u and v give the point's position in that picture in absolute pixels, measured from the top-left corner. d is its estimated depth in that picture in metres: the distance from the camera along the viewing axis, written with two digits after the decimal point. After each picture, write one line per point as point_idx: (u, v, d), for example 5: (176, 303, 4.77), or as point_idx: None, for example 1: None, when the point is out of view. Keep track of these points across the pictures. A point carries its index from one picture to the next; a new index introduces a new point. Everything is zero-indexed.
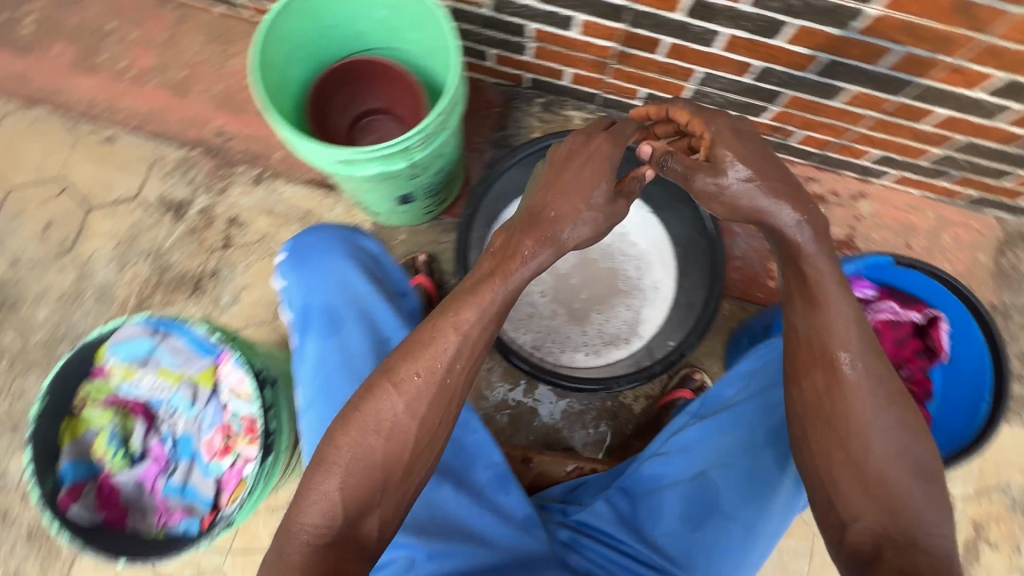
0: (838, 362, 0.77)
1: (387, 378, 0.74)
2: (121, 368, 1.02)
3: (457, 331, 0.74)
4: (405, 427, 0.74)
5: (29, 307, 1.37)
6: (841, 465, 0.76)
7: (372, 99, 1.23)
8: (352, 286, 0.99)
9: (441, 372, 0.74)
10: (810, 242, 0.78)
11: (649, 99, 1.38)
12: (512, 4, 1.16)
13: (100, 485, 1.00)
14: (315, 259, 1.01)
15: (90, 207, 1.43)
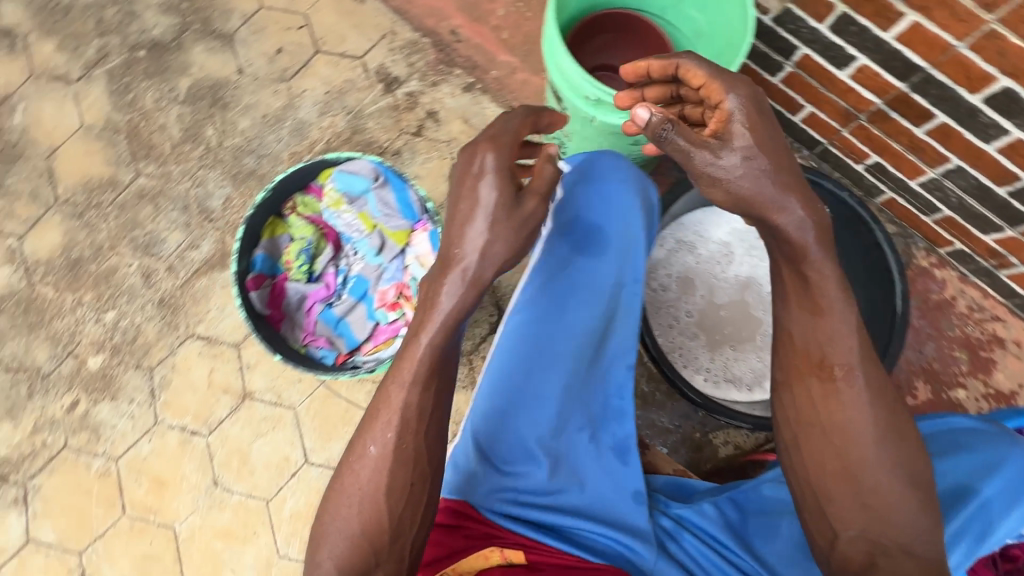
0: (835, 370, 0.69)
1: (348, 458, 0.68)
2: (336, 197, 1.15)
3: (398, 407, 0.67)
4: (375, 500, 0.65)
5: (236, 114, 1.48)
6: (838, 480, 0.68)
7: (616, 56, 1.22)
8: (633, 229, 0.82)
9: (391, 441, 0.67)
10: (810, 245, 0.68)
11: (874, 168, 1.33)
12: (800, 23, 1.13)
13: (277, 285, 1.14)
14: (606, 176, 0.82)
15: (318, 48, 1.51)
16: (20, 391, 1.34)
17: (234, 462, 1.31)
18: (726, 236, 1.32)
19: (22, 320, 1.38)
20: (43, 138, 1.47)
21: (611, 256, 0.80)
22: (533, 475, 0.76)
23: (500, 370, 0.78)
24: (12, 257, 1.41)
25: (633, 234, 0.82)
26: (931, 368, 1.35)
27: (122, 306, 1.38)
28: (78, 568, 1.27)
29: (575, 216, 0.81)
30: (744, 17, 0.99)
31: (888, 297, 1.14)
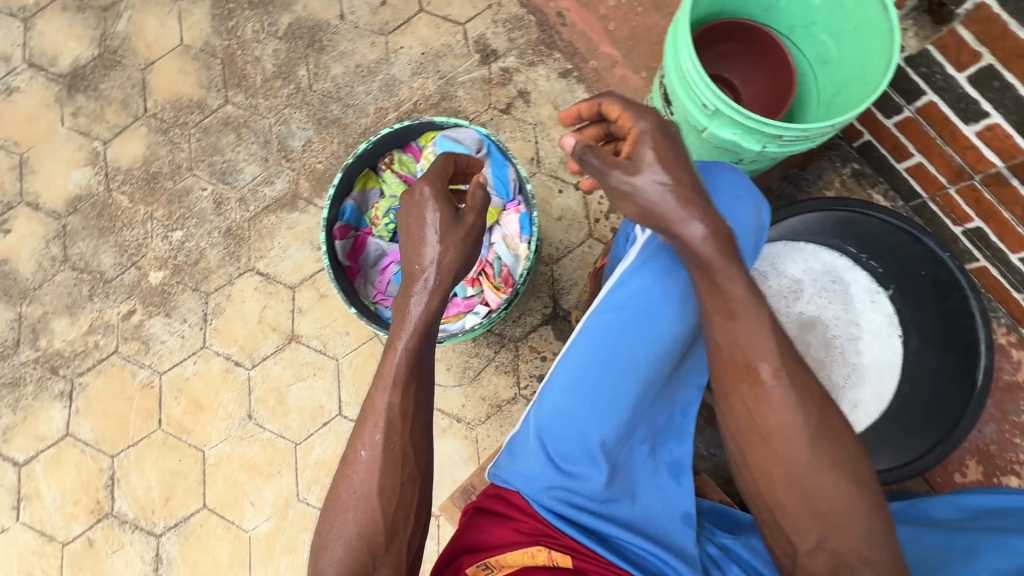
0: (759, 375, 0.70)
1: (344, 467, 0.75)
2: (435, 161, 1.16)
3: (382, 410, 0.75)
4: (368, 503, 0.71)
5: (330, 58, 1.47)
6: (778, 485, 0.69)
7: (730, 69, 1.18)
8: (739, 245, 0.80)
9: (379, 443, 0.74)
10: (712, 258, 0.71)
11: (973, 233, 1.26)
12: (936, 66, 1.07)
13: (359, 237, 1.16)
14: (722, 192, 0.81)
15: (422, 7, 1.48)
16: (82, 291, 1.38)
17: (271, 400, 1.33)
18: (801, 272, 1.25)
19: (95, 224, 1.41)
20: (142, 49, 1.48)
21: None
22: (593, 478, 0.76)
23: (576, 370, 0.77)
24: (95, 160, 1.44)
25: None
26: (986, 450, 1.25)
27: (189, 228, 1.40)
28: (108, 470, 1.31)
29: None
30: (886, 53, 0.95)
31: (969, 369, 1.05)
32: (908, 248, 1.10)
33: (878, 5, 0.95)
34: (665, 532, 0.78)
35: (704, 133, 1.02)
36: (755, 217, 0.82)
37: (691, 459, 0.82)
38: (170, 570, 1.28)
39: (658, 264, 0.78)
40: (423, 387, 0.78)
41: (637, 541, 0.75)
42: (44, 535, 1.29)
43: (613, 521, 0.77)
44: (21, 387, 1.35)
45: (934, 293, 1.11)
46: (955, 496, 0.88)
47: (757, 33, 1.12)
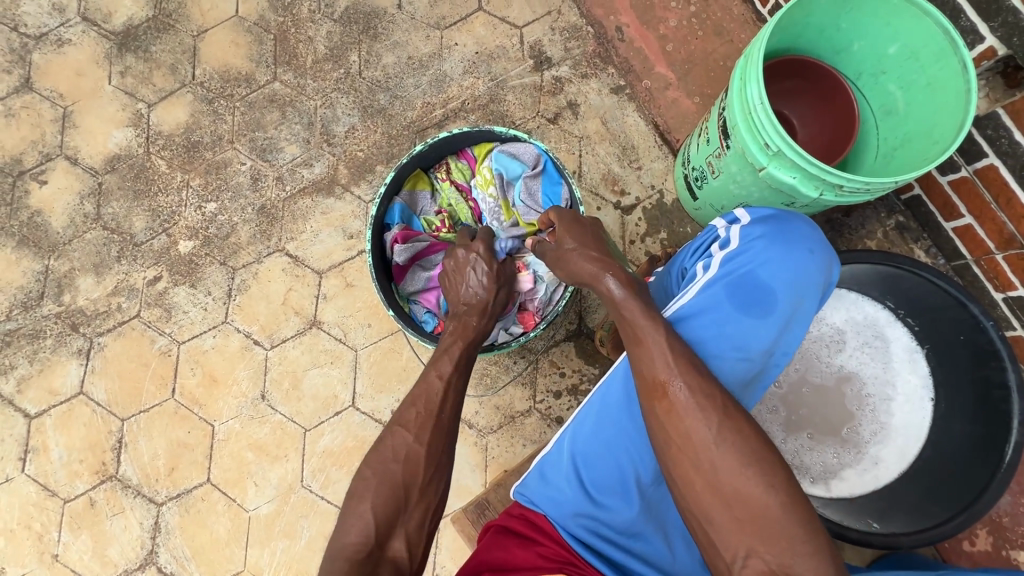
0: (666, 389, 0.71)
1: (395, 425, 0.79)
2: (489, 176, 1.17)
3: (436, 379, 0.84)
4: (415, 451, 0.75)
5: (382, 47, 1.45)
6: (702, 498, 0.66)
7: (790, 107, 1.16)
8: (804, 301, 0.80)
9: (432, 407, 0.80)
10: (618, 292, 0.81)
11: (1014, 303, 1.20)
12: (1003, 130, 1.05)
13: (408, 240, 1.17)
14: (793, 243, 0.81)
15: (481, 6, 1.46)
16: (110, 252, 1.38)
17: (286, 383, 1.32)
18: (842, 321, 1.24)
19: (131, 185, 1.40)
20: (197, 16, 1.47)
21: (776, 320, 0.79)
22: (623, 510, 0.76)
23: (619, 402, 0.78)
24: (137, 121, 1.43)
25: (802, 308, 0.80)
26: (998, 522, 1.21)
27: (224, 201, 1.39)
28: (117, 433, 1.31)
29: (749, 268, 0.80)
30: (961, 112, 0.93)
31: (999, 444, 1.01)
32: (950, 314, 1.07)
33: (958, 64, 0.93)
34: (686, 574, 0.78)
35: (760, 172, 1.00)
36: (825, 273, 0.82)
37: None
38: (167, 539, 1.28)
39: (718, 308, 0.79)
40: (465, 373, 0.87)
41: None
42: (47, 489, 1.30)
43: (638, 557, 0.76)
44: (39, 340, 1.34)
45: (969, 359, 1.08)
46: None
47: (824, 74, 1.09)
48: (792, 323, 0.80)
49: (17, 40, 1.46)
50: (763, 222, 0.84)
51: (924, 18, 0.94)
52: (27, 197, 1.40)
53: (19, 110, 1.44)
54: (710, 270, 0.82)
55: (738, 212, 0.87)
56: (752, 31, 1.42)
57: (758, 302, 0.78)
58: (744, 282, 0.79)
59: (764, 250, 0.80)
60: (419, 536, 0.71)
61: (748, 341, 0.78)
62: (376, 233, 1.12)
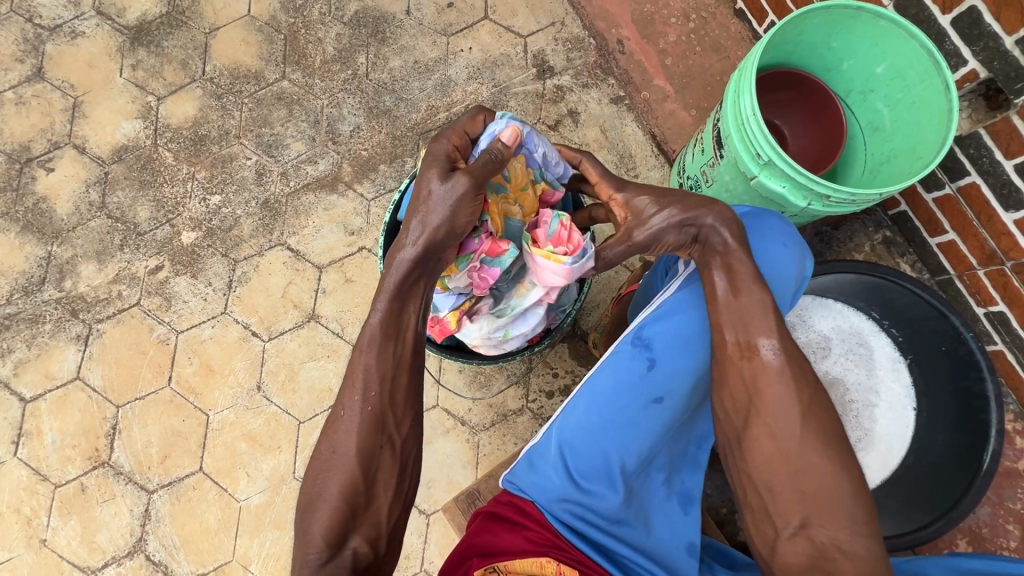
0: (758, 348, 0.76)
1: (328, 425, 0.76)
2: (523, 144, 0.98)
3: (361, 371, 0.76)
4: (347, 459, 0.72)
5: (390, 51, 1.49)
6: (770, 463, 0.73)
7: (782, 119, 1.20)
8: (780, 291, 0.84)
9: (358, 404, 0.75)
10: (731, 241, 0.80)
11: (993, 318, 1.25)
12: (984, 149, 1.09)
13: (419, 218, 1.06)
14: (767, 238, 0.85)
15: (487, 15, 1.51)
16: (113, 240, 1.39)
17: (282, 375, 1.34)
18: (829, 329, 1.25)
19: (137, 176, 1.43)
20: (210, 14, 1.51)
21: None
22: (609, 497, 0.79)
23: (605, 394, 0.79)
24: (146, 114, 1.46)
25: (778, 298, 0.84)
26: (978, 532, 1.23)
27: (228, 194, 1.42)
28: (111, 420, 1.32)
29: None
30: (945, 131, 0.97)
31: (979, 449, 1.04)
32: (932, 324, 1.11)
33: (941, 84, 0.97)
34: (666, 555, 0.82)
35: (751, 181, 1.03)
36: (799, 267, 0.85)
37: (700, 490, 0.87)
38: (156, 527, 1.28)
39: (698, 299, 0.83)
40: (398, 349, 0.79)
41: (644, 563, 0.79)
42: (38, 474, 1.30)
43: (623, 541, 0.80)
44: (38, 325, 1.36)
45: (948, 367, 1.12)
46: (952, 558, 0.83)
47: (814, 90, 1.14)
48: None
49: (31, 31, 1.49)
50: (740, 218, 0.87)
51: (909, 40, 0.98)
52: (33, 184, 1.42)
53: (29, 98, 1.46)
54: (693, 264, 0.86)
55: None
56: (748, 48, 1.47)
57: None
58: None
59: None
60: (382, 529, 0.73)
61: None
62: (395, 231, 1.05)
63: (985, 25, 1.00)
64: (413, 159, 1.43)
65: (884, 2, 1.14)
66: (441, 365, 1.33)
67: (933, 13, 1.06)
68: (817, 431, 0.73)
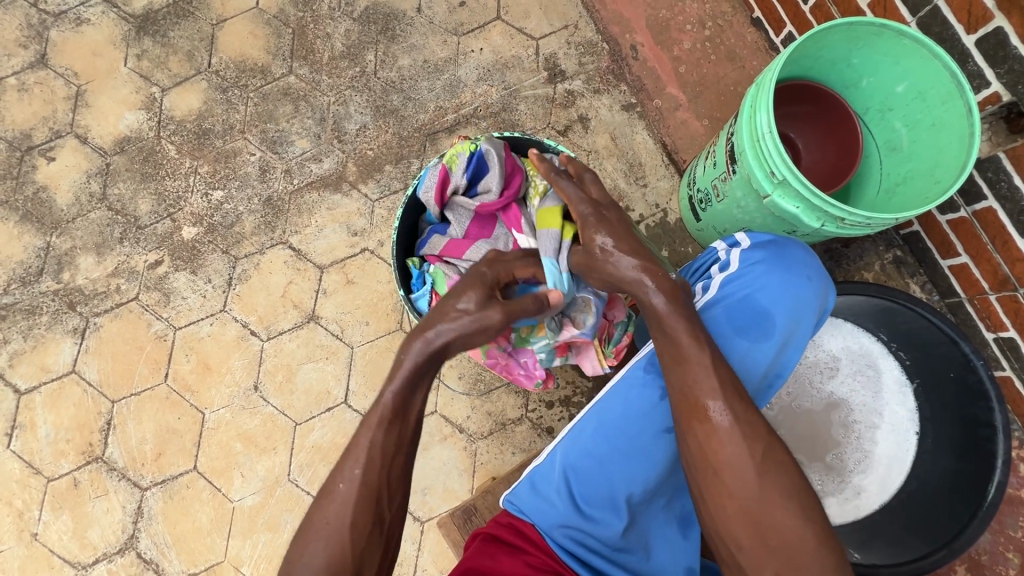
0: (707, 411, 0.72)
1: (320, 496, 0.73)
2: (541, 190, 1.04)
3: (365, 445, 0.75)
4: (338, 532, 0.70)
5: (399, 49, 1.46)
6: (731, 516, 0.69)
7: (796, 131, 1.18)
8: (801, 324, 0.82)
9: (358, 477, 0.73)
10: (661, 306, 0.79)
11: (1003, 345, 1.22)
12: (1003, 174, 1.07)
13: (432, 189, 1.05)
14: (792, 269, 0.83)
15: (500, 15, 1.48)
16: (113, 232, 1.38)
17: (279, 375, 1.32)
18: (838, 349, 1.26)
19: (139, 168, 1.41)
20: (217, 5, 1.48)
21: (772, 342, 0.81)
22: (611, 525, 0.78)
23: (615, 421, 0.80)
24: (150, 105, 1.44)
25: (798, 331, 0.83)
26: (977, 560, 1.22)
27: (230, 190, 1.40)
28: (106, 415, 1.31)
29: (747, 292, 0.82)
30: (964, 156, 0.95)
31: (986, 480, 1.01)
32: (939, 352, 1.09)
33: (962, 107, 0.95)
34: None
35: (764, 200, 1.01)
36: (822, 299, 0.84)
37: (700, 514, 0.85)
38: (148, 525, 1.27)
39: (718, 329, 0.82)
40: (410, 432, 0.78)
41: None
42: (32, 467, 1.29)
43: (624, 569, 0.79)
44: (35, 316, 1.34)
45: (958, 395, 1.09)
46: None
47: (832, 104, 1.11)
48: (788, 346, 0.82)
49: (36, 16, 1.47)
50: (764, 247, 0.86)
51: (933, 60, 0.96)
52: (33, 172, 1.40)
53: (32, 85, 1.44)
54: (716, 293, 0.84)
55: (738, 235, 0.89)
56: (764, 59, 1.44)
57: (757, 325, 0.81)
58: (742, 305, 0.82)
59: (764, 275, 0.83)
60: None
61: (745, 364, 0.80)
62: (413, 207, 1.07)
63: (1011, 48, 0.98)
64: (419, 161, 1.41)
65: (906, 19, 1.11)
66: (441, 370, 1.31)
67: (957, 32, 1.04)
68: (772, 487, 0.69)
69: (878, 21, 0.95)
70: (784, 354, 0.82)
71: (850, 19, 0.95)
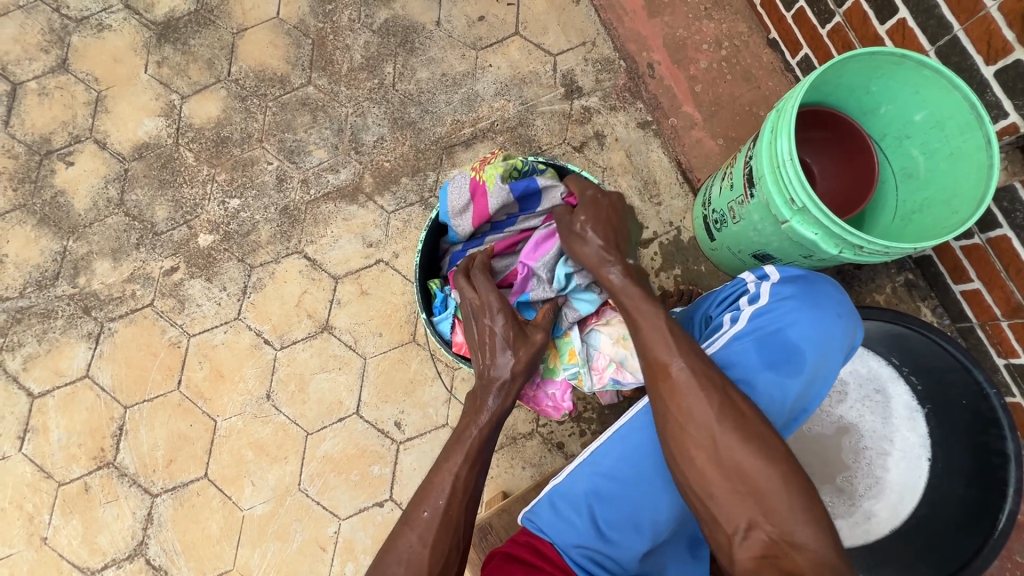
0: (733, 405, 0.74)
1: (402, 523, 0.78)
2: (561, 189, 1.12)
3: (449, 477, 0.81)
4: (418, 556, 0.74)
5: (418, 62, 1.47)
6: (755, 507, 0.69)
7: (813, 156, 1.19)
8: (828, 361, 0.83)
9: (441, 507, 0.78)
10: (618, 280, 0.87)
11: (1014, 372, 1.22)
12: (1018, 204, 1.08)
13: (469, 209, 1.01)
14: (822, 307, 0.84)
15: (518, 31, 1.49)
16: (130, 238, 1.38)
17: (292, 385, 1.33)
18: (846, 373, 1.27)
19: (156, 175, 1.42)
20: (238, 14, 1.49)
21: (798, 378, 0.82)
22: (631, 550, 0.78)
23: (639, 445, 0.81)
24: (169, 112, 1.44)
25: (823, 368, 0.83)
26: None
27: (247, 199, 1.40)
28: (119, 420, 1.31)
29: (778, 326, 0.83)
30: (983, 188, 0.95)
31: (995, 509, 1.02)
32: (951, 378, 1.09)
33: (981, 139, 0.96)
34: None
35: (782, 225, 1.02)
36: (848, 337, 0.85)
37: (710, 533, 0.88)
38: (158, 532, 1.27)
39: (746, 361, 0.82)
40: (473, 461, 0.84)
41: None
42: (43, 471, 1.29)
43: None
44: (50, 320, 1.35)
45: (969, 423, 1.09)
46: None
47: (850, 131, 1.12)
48: (814, 383, 0.83)
49: (58, 21, 1.48)
50: (793, 282, 0.87)
51: (953, 91, 0.96)
52: (51, 177, 1.41)
53: (52, 90, 1.45)
54: (748, 323, 0.84)
55: (768, 269, 0.90)
56: (779, 80, 1.45)
57: (786, 360, 0.82)
58: (773, 340, 0.82)
59: (792, 310, 0.84)
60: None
61: (772, 397, 0.81)
62: (434, 230, 1.08)
63: None
64: (435, 174, 1.41)
65: (924, 47, 1.12)
66: (453, 383, 1.32)
67: (976, 62, 1.05)
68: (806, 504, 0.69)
69: (898, 51, 0.96)
70: (810, 391, 0.83)
71: (871, 48, 0.96)
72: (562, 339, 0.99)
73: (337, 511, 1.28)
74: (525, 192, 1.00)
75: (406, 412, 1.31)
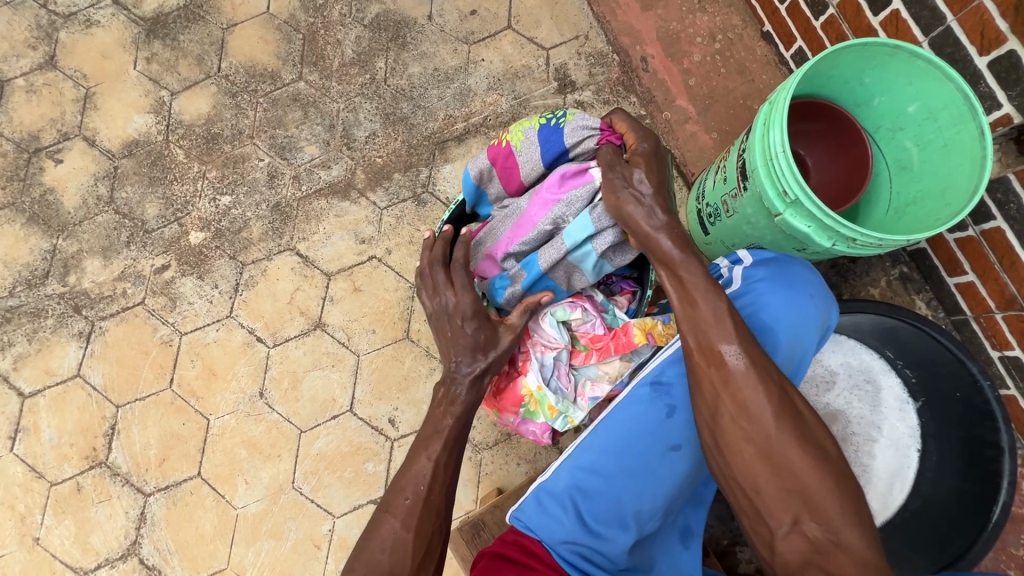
0: (769, 398, 0.72)
1: (383, 508, 0.78)
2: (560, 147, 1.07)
3: (428, 459, 0.82)
4: (402, 537, 0.75)
5: (409, 57, 1.46)
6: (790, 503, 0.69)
7: (807, 149, 1.17)
8: (804, 340, 0.83)
9: (422, 490, 0.78)
10: (672, 251, 0.82)
11: (1007, 364, 1.22)
12: (1012, 195, 1.07)
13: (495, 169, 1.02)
14: (793, 286, 0.84)
15: (510, 24, 1.48)
16: (120, 236, 1.37)
17: (285, 383, 1.32)
18: (836, 364, 1.27)
19: (147, 172, 1.40)
20: (227, 9, 1.48)
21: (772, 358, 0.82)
22: (618, 545, 0.78)
23: (624, 436, 0.81)
24: (159, 108, 1.43)
25: (800, 348, 0.83)
26: None
27: (238, 196, 1.39)
28: (111, 420, 1.30)
29: (750, 311, 0.83)
30: (977, 180, 0.95)
31: (989, 500, 1.02)
32: (945, 371, 1.08)
33: (975, 129, 0.95)
34: None
35: (776, 218, 1.01)
36: (823, 317, 0.85)
37: (700, 526, 0.86)
38: (152, 531, 1.27)
39: None
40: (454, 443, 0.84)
41: None
42: (35, 471, 1.29)
43: None
44: (40, 319, 1.34)
45: (962, 415, 1.09)
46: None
47: (846, 126, 1.11)
48: (789, 363, 0.83)
49: (45, 17, 1.46)
50: (764, 264, 0.87)
51: (946, 82, 0.96)
52: (41, 174, 1.40)
53: (40, 87, 1.43)
54: None
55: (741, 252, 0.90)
56: (774, 73, 1.44)
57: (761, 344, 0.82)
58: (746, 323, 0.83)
59: (765, 293, 0.84)
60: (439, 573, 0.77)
61: None
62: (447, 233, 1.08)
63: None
64: (428, 169, 1.41)
65: (918, 38, 1.11)
66: None
67: (970, 53, 1.04)
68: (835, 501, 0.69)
69: (892, 42, 0.95)
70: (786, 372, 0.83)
71: (864, 39, 0.95)
72: (538, 392, 0.95)
73: (330, 509, 1.27)
74: (553, 147, 0.96)
75: (400, 409, 1.30)
